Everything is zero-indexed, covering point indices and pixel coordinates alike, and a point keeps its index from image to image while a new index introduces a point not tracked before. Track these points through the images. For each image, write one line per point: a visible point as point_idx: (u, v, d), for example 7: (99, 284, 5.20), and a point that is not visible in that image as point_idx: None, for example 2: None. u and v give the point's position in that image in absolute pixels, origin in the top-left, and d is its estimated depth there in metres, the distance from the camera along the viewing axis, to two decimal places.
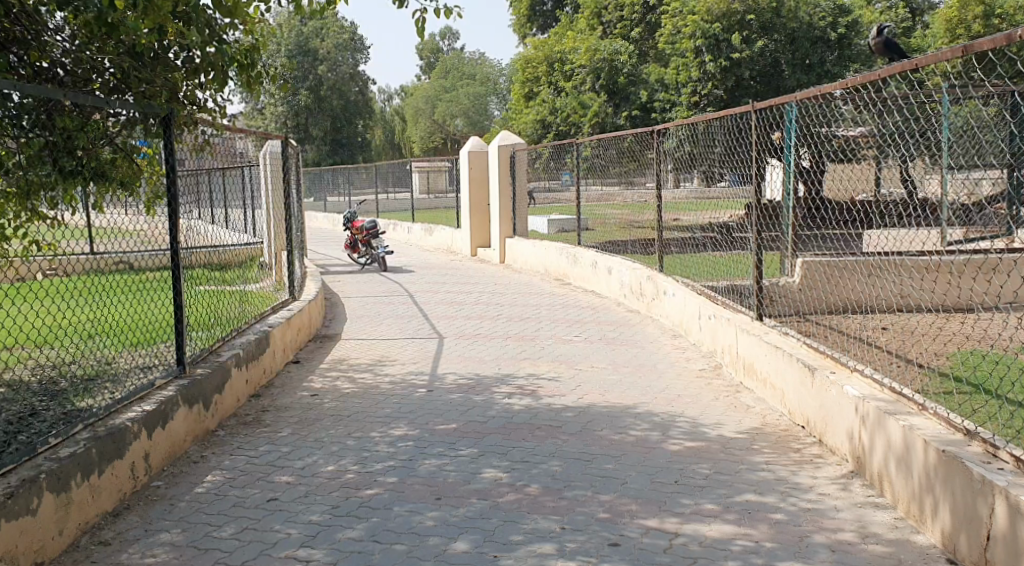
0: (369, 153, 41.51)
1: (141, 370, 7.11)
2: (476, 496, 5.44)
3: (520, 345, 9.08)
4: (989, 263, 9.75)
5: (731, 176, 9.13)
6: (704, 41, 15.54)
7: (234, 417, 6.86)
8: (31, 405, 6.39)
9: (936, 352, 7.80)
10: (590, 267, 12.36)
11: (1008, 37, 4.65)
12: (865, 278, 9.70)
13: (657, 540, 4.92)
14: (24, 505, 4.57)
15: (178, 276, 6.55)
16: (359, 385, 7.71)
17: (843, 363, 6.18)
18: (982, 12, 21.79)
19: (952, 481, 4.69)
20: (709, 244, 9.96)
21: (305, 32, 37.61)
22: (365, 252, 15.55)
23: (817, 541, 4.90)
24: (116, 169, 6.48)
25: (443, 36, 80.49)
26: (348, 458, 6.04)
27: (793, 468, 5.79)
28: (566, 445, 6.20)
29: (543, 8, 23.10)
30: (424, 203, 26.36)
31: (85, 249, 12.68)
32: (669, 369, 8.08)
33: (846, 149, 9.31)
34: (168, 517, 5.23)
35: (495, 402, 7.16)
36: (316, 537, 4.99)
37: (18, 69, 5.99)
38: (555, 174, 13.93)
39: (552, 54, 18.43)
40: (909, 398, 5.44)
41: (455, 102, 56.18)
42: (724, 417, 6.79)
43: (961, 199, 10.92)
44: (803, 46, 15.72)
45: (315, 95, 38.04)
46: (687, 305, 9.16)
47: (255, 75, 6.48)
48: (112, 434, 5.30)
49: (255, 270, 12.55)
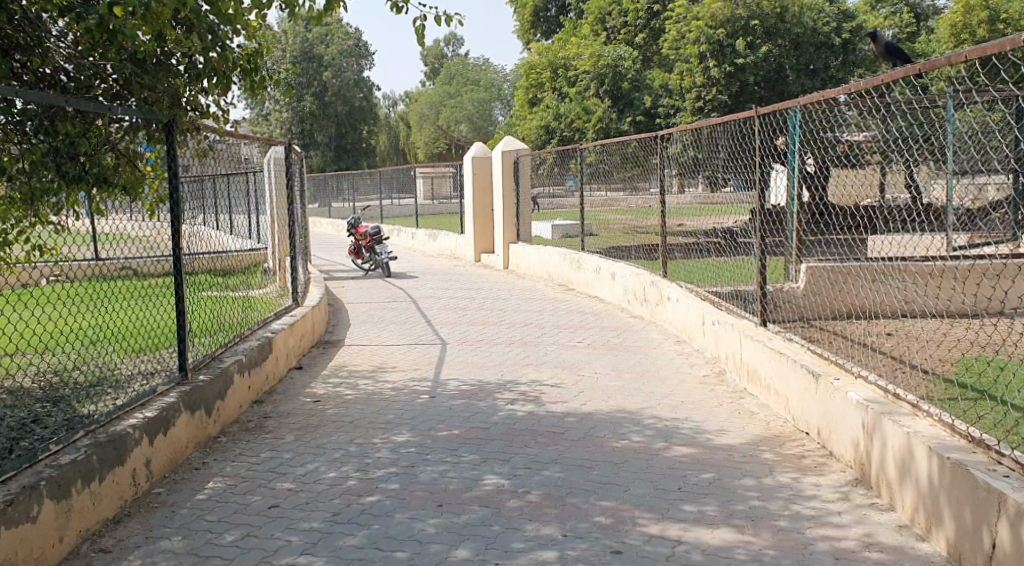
0: (374, 159, 41.58)
1: (143, 376, 7.11)
2: (477, 503, 5.42)
3: (523, 350, 9.09)
4: (994, 269, 9.74)
5: (735, 181, 9.01)
6: (708, 46, 15.59)
7: (236, 423, 6.85)
8: (33, 412, 6.38)
9: (940, 358, 7.78)
10: (592, 273, 12.40)
11: (1013, 42, 4.63)
12: (869, 283, 9.67)
13: (659, 548, 4.89)
14: (24, 512, 4.55)
15: (180, 283, 6.51)
16: (361, 391, 7.71)
17: (848, 368, 6.17)
18: (987, 17, 21.41)
19: (958, 490, 4.65)
20: (713, 251, 9.98)
21: (311, 38, 37.61)
22: (371, 257, 15.52)
23: (819, 549, 4.87)
24: (118, 174, 6.48)
25: (447, 42, 80.40)
26: (350, 464, 6.03)
27: (796, 475, 5.77)
28: (568, 452, 6.19)
29: (547, 14, 23.18)
30: (428, 208, 26.38)
31: (90, 255, 12.71)
32: (672, 375, 8.06)
33: (850, 153, 9.28)
34: (169, 525, 5.21)
35: (498, 408, 7.15)
36: (318, 545, 4.97)
37: (19, 75, 6.03)
38: (559, 178, 13.91)
39: (556, 59, 18.50)
40: (914, 405, 5.42)
41: (459, 108, 56.22)
42: (727, 423, 6.76)
43: (965, 203, 10.92)
44: (807, 51, 15.64)
45: (320, 101, 38.07)
46: (689, 311, 9.17)
47: (258, 79, 6.50)
48: (113, 441, 5.29)
49: (259, 275, 12.59)
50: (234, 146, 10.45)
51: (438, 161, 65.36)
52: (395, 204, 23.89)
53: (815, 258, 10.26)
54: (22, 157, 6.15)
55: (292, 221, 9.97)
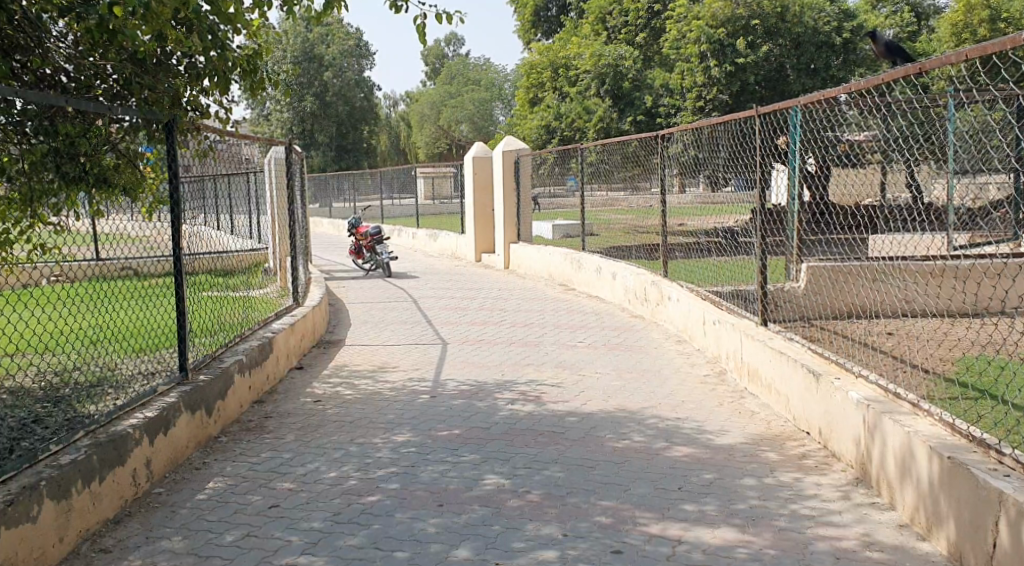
0: (375, 158, 41.59)
1: (144, 377, 7.12)
2: (478, 503, 5.42)
3: (524, 350, 9.08)
4: (995, 268, 9.74)
5: (737, 181, 9.01)
6: (709, 46, 15.58)
7: (236, 423, 6.85)
8: (33, 412, 6.39)
9: (941, 357, 7.77)
10: (593, 273, 12.39)
11: (1014, 41, 4.62)
12: (869, 283, 9.65)
13: (659, 548, 4.89)
14: (24, 512, 4.55)
15: (181, 283, 6.50)
16: (361, 391, 7.70)
17: (848, 368, 6.16)
18: (988, 16, 21.34)
19: (958, 489, 4.65)
20: (713, 250, 9.96)
21: (311, 38, 37.61)
22: (371, 257, 15.52)
23: (819, 549, 4.87)
24: (118, 174, 6.47)
25: (448, 42, 80.40)
26: (350, 464, 6.03)
27: (797, 474, 5.77)
28: (568, 451, 6.19)
29: (547, 14, 23.18)
30: (428, 208, 26.37)
31: (90, 255, 12.72)
32: (673, 375, 8.05)
33: (851, 153, 9.28)
34: (169, 525, 5.21)
35: (499, 407, 7.14)
36: (318, 545, 4.97)
37: (19, 76, 6.03)
38: (559, 178, 13.91)
39: (556, 59, 18.50)
40: (914, 404, 5.42)
41: (460, 108, 56.20)
42: (728, 423, 6.75)
43: (966, 203, 10.91)
44: (808, 51, 15.61)
45: (320, 101, 38.05)
46: (690, 311, 9.15)
47: (258, 79, 6.50)
48: (113, 441, 5.29)
49: (260, 275, 12.59)
50: (234, 145, 10.45)
51: (439, 161, 65.35)
52: (396, 204, 23.88)
53: (815, 257, 10.25)
54: (22, 158, 6.15)
55: (292, 219, 9.94)
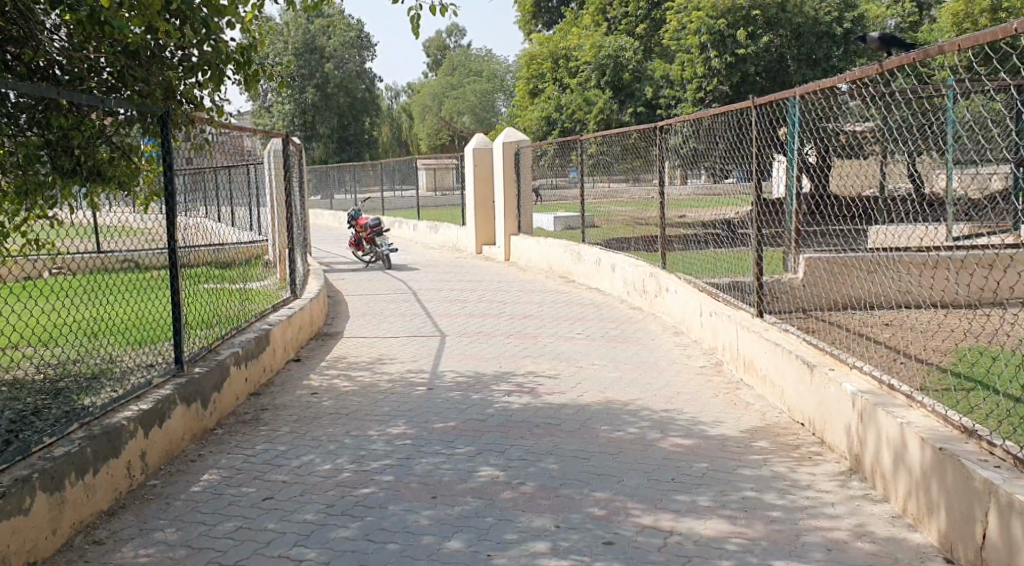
0: (376, 150, 41.56)
1: (143, 368, 7.16)
2: (471, 495, 5.43)
3: (521, 343, 9.06)
4: (991, 260, 9.74)
5: (737, 172, 8.95)
6: (709, 37, 15.43)
7: (234, 415, 6.87)
8: (33, 404, 6.41)
9: (936, 347, 7.77)
10: (593, 264, 12.36)
11: (1005, 31, 4.65)
12: (866, 273, 9.61)
13: (651, 539, 4.90)
14: (16, 504, 4.57)
15: (176, 275, 6.44)
16: (358, 383, 7.71)
17: (844, 360, 6.14)
18: (990, 6, 20.99)
19: (948, 479, 4.65)
20: (711, 242, 10.20)
21: (312, 30, 37.48)
22: (370, 250, 15.50)
23: (812, 540, 4.87)
24: (113, 167, 6.48)
25: (449, 32, 80.15)
26: (345, 456, 6.04)
27: (792, 465, 5.77)
28: (563, 443, 6.18)
29: (548, 5, 23.09)
30: (428, 199, 26.40)
31: (92, 248, 12.71)
32: (670, 366, 8.05)
33: (850, 142, 9.23)
34: (163, 517, 5.22)
35: (494, 400, 7.14)
36: (310, 537, 4.98)
37: (13, 68, 6.00)
38: (560, 170, 13.81)
39: (557, 50, 18.68)
40: (908, 396, 5.39)
41: (461, 100, 56.17)
42: (723, 414, 6.75)
43: (964, 195, 10.88)
44: (807, 42, 15.67)
45: (321, 92, 37.94)
46: (688, 303, 9.10)
47: (252, 72, 6.49)
48: (108, 433, 5.30)
49: (260, 266, 12.63)
50: (235, 138, 10.42)
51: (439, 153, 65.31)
52: (397, 196, 23.85)
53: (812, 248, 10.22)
54: (16, 151, 6.13)
55: (290, 210, 9.81)
